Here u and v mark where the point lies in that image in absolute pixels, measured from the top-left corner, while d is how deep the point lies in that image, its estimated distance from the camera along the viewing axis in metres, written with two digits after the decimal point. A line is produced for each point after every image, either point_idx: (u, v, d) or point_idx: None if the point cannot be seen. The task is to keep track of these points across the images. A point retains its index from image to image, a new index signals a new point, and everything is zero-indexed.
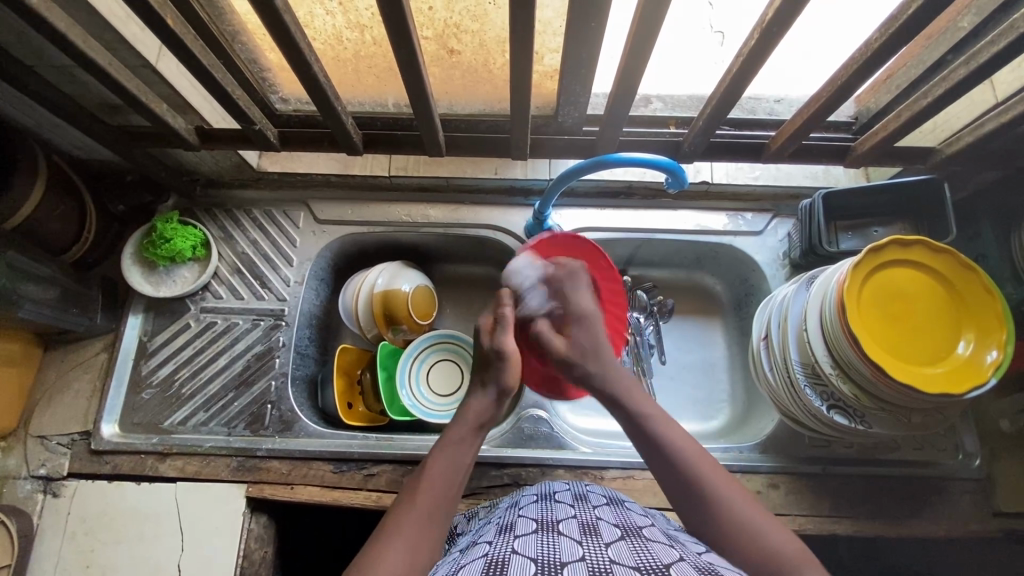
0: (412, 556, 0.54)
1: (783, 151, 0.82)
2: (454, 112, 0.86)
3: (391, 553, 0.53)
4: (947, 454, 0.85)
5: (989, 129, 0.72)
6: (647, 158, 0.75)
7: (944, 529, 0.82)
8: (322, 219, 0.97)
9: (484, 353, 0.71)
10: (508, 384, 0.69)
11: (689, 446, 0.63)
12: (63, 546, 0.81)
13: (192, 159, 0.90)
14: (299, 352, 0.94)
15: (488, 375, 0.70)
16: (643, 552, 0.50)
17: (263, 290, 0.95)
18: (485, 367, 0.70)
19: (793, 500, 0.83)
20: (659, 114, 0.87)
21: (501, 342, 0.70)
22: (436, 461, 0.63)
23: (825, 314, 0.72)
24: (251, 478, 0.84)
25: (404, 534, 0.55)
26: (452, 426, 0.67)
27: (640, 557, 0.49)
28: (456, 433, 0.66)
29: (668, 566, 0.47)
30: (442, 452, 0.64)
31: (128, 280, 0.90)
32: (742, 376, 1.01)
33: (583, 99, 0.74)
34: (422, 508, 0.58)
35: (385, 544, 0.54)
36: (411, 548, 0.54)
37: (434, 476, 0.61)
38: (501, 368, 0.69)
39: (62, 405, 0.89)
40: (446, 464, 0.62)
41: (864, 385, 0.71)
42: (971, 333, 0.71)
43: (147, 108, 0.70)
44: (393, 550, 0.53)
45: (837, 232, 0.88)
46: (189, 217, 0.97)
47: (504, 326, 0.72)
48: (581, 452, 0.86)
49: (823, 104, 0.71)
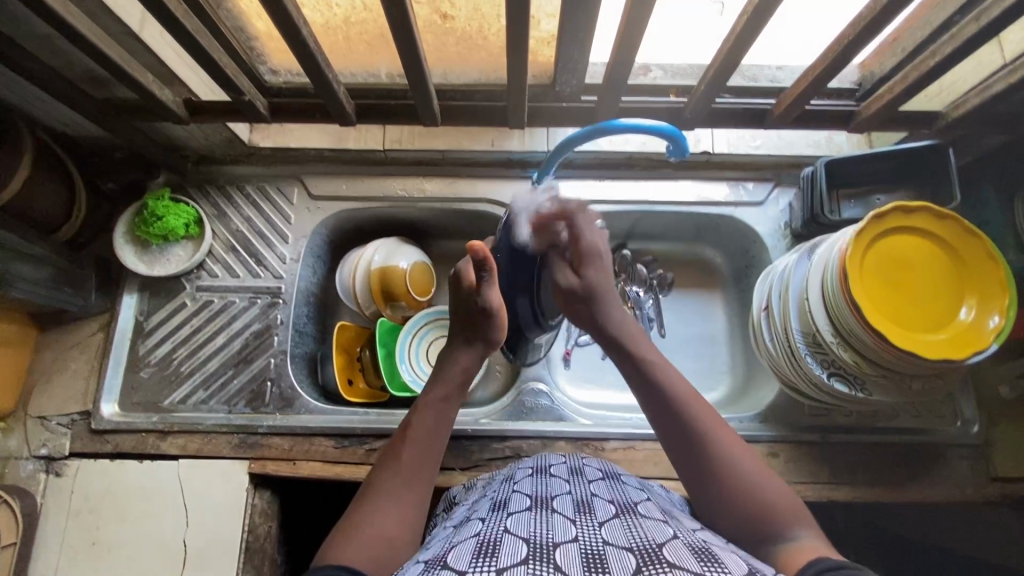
0: (400, 518, 0.55)
1: (786, 117, 0.80)
2: (448, 82, 0.83)
3: (375, 516, 0.54)
4: (945, 421, 0.85)
5: (996, 90, 0.70)
6: (648, 124, 0.73)
7: (942, 494, 0.83)
8: (316, 194, 0.96)
9: (471, 307, 0.69)
10: (495, 340, 0.70)
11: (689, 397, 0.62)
12: (68, 524, 0.82)
13: (182, 134, 0.88)
14: (297, 330, 0.93)
15: (474, 328, 0.70)
16: (636, 530, 0.48)
17: (259, 268, 0.94)
18: (472, 321, 0.69)
19: (793, 468, 0.84)
20: (660, 82, 0.84)
21: (486, 298, 0.67)
22: (418, 421, 0.63)
23: (826, 282, 0.71)
24: (253, 454, 0.84)
25: (387, 499, 0.56)
26: (433, 384, 0.68)
27: (633, 537, 0.47)
28: (434, 394, 0.66)
29: (660, 545, 0.45)
30: (424, 409, 0.64)
31: (121, 259, 0.88)
32: (742, 347, 1.01)
33: (580, 65, 0.72)
34: (405, 469, 0.59)
35: (367, 509, 0.55)
36: (397, 512, 0.55)
37: (420, 440, 0.61)
38: (490, 326, 0.69)
39: (61, 385, 0.89)
40: (427, 424, 0.63)
41: (865, 354, 0.70)
42: (972, 299, 0.70)
43: (131, 78, 0.68)
44: (377, 516, 0.54)
45: (840, 202, 0.86)
46: (181, 194, 0.95)
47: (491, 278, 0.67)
48: (582, 424, 0.87)
49: (828, 67, 0.69)
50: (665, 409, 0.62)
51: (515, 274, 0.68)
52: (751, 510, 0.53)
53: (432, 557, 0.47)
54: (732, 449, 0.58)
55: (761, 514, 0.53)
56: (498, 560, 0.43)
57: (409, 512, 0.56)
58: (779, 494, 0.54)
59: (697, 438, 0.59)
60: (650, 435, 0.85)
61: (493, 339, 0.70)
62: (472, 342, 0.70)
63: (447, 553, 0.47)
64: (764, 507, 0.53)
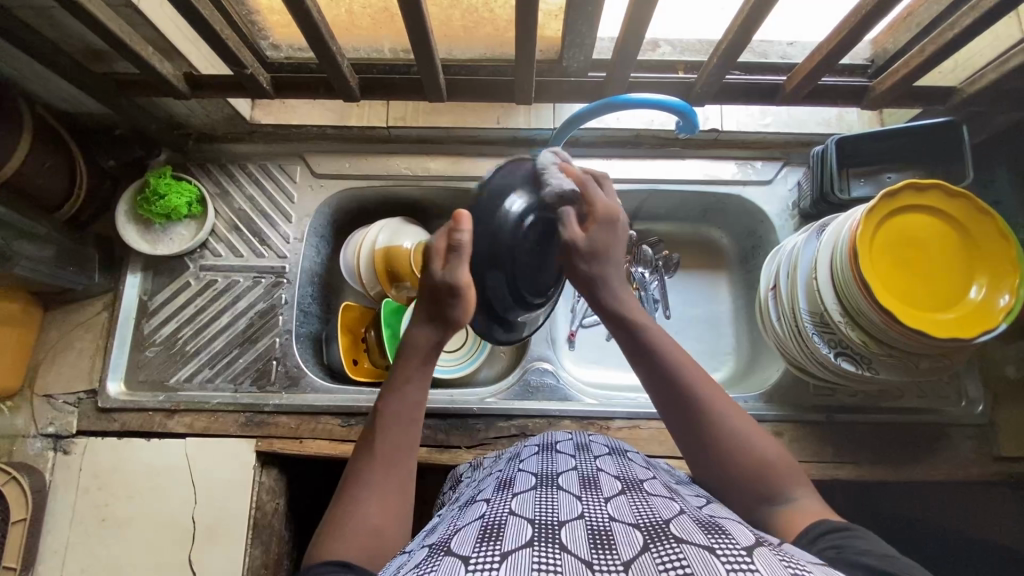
0: (383, 508, 0.55)
1: (797, 93, 0.79)
2: (454, 58, 0.82)
3: (358, 511, 0.54)
4: (950, 402, 0.86)
5: (1013, 65, 0.69)
6: (657, 99, 0.71)
7: (945, 473, 0.84)
8: (320, 173, 0.95)
9: (437, 285, 0.59)
10: (456, 323, 0.61)
11: (686, 361, 0.59)
12: (77, 501, 0.82)
13: (182, 110, 0.86)
14: (302, 310, 0.93)
15: (440, 311, 0.60)
16: (643, 507, 0.48)
17: (262, 247, 0.93)
18: (435, 297, 0.60)
19: (797, 447, 0.85)
20: (667, 58, 0.82)
21: (454, 275, 0.58)
22: (387, 407, 0.61)
23: (836, 262, 0.71)
24: (260, 433, 0.85)
25: (368, 488, 0.56)
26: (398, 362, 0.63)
27: (640, 514, 0.47)
28: (401, 373, 0.62)
29: (667, 521, 0.45)
30: (391, 394, 0.61)
31: (123, 238, 0.88)
32: (747, 328, 1.01)
33: (589, 40, 0.70)
34: (380, 459, 0.58)
35: (348, 504, 0.55)
36: (378, 502, 0.55)
37: (390, 427, 0.59)
38: (453, 304, 0.60)
39: (67, 364, 0.89)
40: (396, 407, 0.60)
41: (873, 333, 0.70)
42: (983, 278, 0.70)
43: (131, 51, 0.67)
44: (361, 509, 0.54)
45: (849, 180, 0.85)
46: (182, 172, 0.94)
47: (460, 253, 0.58)
48: (587, 403, 0.87)
49: (842, 40, 0.67)
50: (661, 371, 0.59)
51: (495, 196, 0.61)
52: (753, 470, 0.53)
53: (438, 540, 0.47)
54: (728, 413, 0.56)
55: (761, 473, 0.53)
56: (504, 542, 0.43)
57: (390, 496, 0.56)
58: (780, 455, 0.55)
59: (699, 408, 0.56)
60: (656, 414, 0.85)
61: (456, 318, 0.60)
62: (439, 321, 0.61)
63: (452, 537, 0.47)
64: (766, 467, 0.53)
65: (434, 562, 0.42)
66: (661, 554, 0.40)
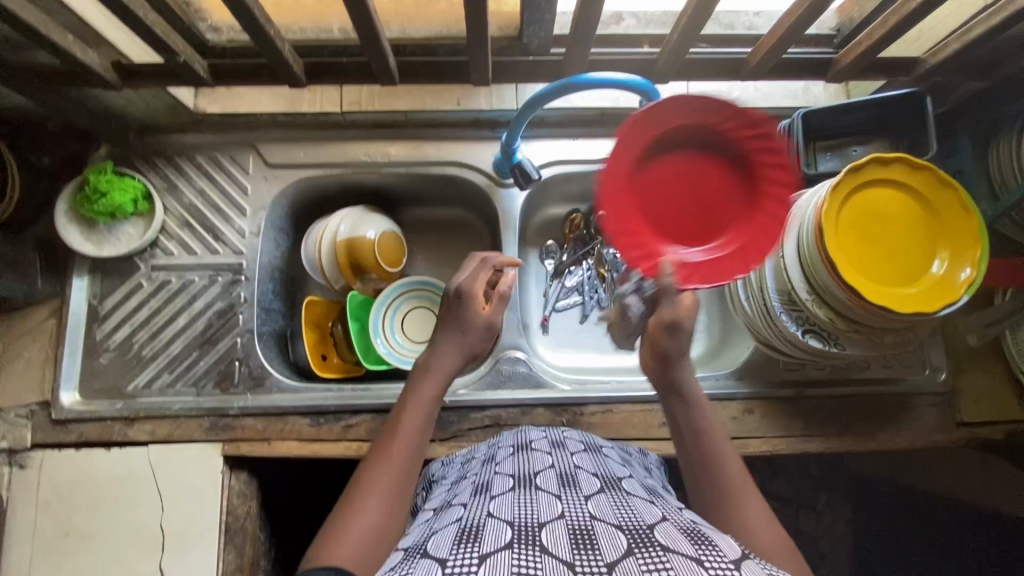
0: (387, 511, 0.53)
1: (761, 67, 0.77)
2: (407, 36, 0.77)
3: (364, 511, 0.51)
4: (914, 370, 0.87)
5: (977, 34, 0.67)
6: (619, 77, 0.69)
7: (910, 441, 0.86)
8: (272, 163, 0.90)
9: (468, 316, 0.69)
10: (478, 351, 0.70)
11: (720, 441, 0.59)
12: (38, 516, 0.79)
13: (118, 101, 0.80)
14: (263, 307, 0.90)
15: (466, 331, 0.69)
16: (624, 508, 0.48)
17: (218, 244, 0.89)
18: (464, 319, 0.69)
19: (768, 423, 0.86)
20: (631, 32, 0.79)
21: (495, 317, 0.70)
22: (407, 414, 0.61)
23: (803, 240, 0.70)
24: (226, 437, 0.82)
25: (380, 489, 0.54)
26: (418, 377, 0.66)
27: (622, 514, 0.47)
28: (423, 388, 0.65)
29: (651, 526, 0.44)
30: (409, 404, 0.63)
31: (66, 241, 0.83)
32: (719, 306, 1.01)
33: (548, 15, 0.67)
34: (395, 459, 0.57)
35: (358, 501, 0.53)
36: (385, 505, 0.53)
37: (405, 428, 0.60)
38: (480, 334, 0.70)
39: (15, 376, 0.84)
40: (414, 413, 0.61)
41: (840, 310, 0.70)
42: (945, 251, 0.70)
43: (49, 41, 0.61)
44: (368, 510, 0.52)
45: (817, 154, 0.84)
46: (125, 166, 0.89)
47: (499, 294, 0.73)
48: (561, 390, 0.86)
49: (805, 12, 0.65)
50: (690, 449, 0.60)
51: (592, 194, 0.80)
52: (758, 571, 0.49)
53: (414, 543, 0.46)
54: (749, 508, 0.54)
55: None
56: (483, 544, 0.42)
57: (398, 501, 0.54)
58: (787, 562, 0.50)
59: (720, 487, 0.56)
60: (628, 398, 0.85)
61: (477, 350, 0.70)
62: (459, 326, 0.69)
63: (428, 540, 0.46)
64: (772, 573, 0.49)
65: (411, 565, 0.41)
66: (645, 557, 0.39)
